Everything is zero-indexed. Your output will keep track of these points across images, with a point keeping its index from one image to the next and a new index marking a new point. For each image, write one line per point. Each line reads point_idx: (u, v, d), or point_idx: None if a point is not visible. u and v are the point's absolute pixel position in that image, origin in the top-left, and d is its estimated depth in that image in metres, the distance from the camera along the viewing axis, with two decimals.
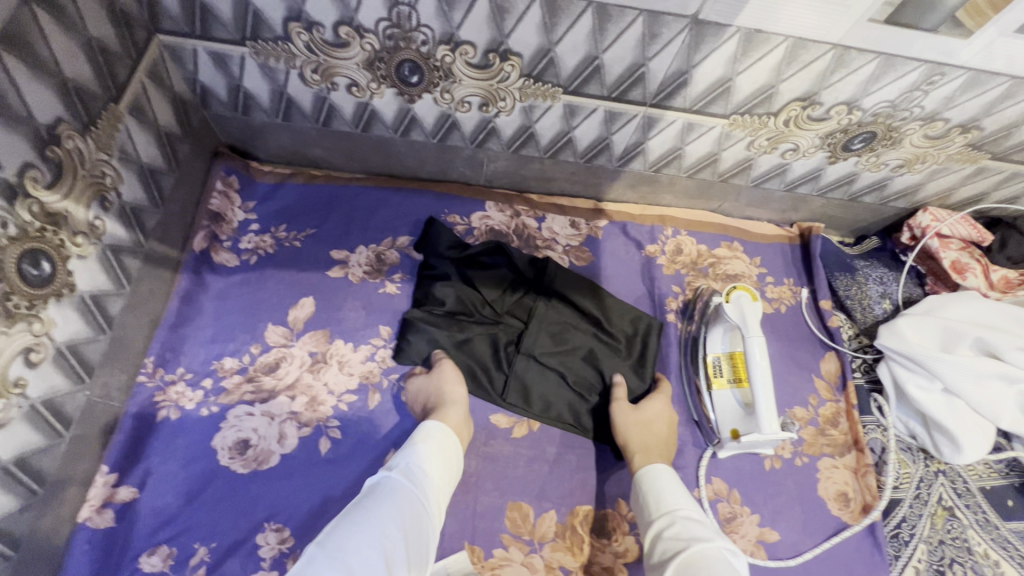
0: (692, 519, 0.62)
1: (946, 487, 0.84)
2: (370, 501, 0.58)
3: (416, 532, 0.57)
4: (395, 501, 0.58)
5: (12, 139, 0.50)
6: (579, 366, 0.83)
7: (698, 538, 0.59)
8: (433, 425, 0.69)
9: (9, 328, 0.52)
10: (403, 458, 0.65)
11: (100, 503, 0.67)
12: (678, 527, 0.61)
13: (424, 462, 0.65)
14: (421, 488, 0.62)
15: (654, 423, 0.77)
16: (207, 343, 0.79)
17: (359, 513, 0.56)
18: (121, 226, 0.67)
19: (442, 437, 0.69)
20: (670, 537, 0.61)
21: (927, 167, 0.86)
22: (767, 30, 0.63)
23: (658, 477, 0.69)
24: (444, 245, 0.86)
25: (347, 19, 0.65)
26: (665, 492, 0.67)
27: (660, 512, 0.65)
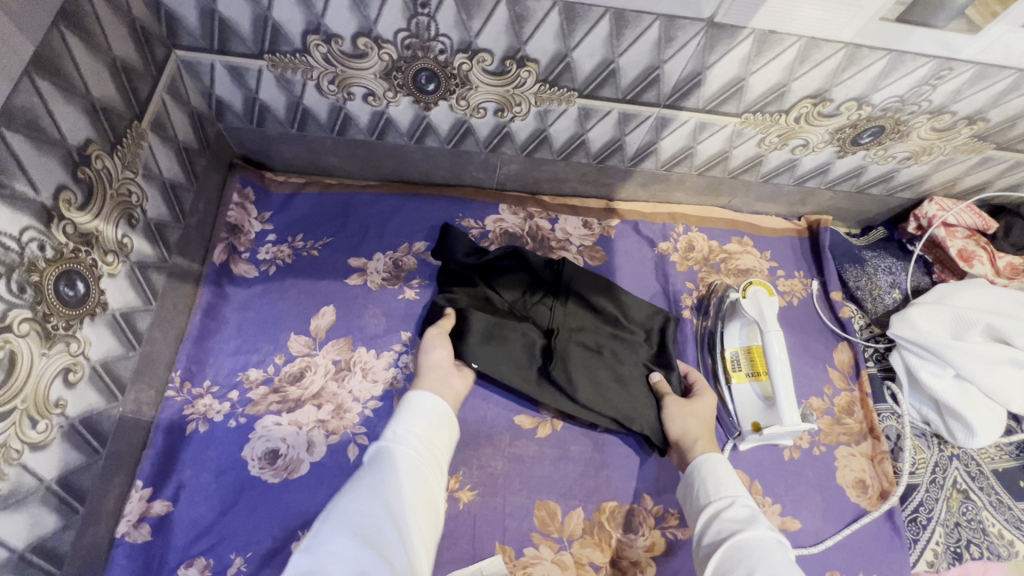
0: (749, 507, 0.64)
1: (961, 471, 0.86)
2: (367, 472, 0.60)
3: (415, 492, 0.59)
4: (392, 467, 0.60)
5: (44, 162, 0.50)
6: (610, 363, 0.82)
7: (756, 523, 0.61)
8: (417, 395, 0.70)
9: (50, 350, 0.52)
10: (398, 424, 0.66)
11: (136, 518, 0.68)
12: (734, 511, 0.63)
13: (416, 426, 0.66)
14: (414, 451, 0.63)
15: (707, 413, 0.79)
16: (232, 355, 0.80)
17: (358, 484, 0.58)
18: (146, 242, 0.68)
19: (432, 406, 0.69)
20: (727, 519, 0.62)
21: (934, 159, 0.88)
22: (780, 31, 0.64)
23: (716, 462, 0.70)
24: (462, 255, 0.85)
25: (366, 30, 0.66)
26: (722, 478, 0.68)
27: (715, 494, 0.67)
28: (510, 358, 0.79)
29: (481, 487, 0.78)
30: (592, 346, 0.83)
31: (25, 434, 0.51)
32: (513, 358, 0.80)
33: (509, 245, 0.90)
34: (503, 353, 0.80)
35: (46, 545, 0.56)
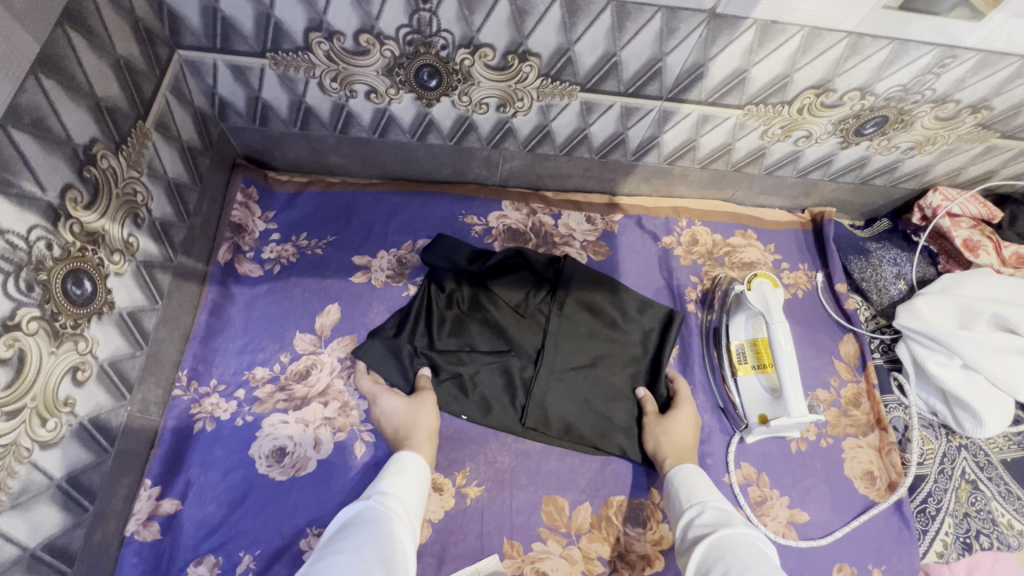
0: (722, 509, 0.64)
1: (969, 461, 0.86)
2: (342, 535, 0.54)
3: (393, 555, 0.53)
4: (370, 529, 0.55)
5: (51, 161, 0.50)
6: (603, 374, 0.83)
7: (728, 522, 0.60)
8: (409, 456, 0.69)
9: (59, 348, 0.53)
10: (380, 488, 0.63)
11: (145, 516, 0.68)
12: (708, 515, 0.63)
13: (399, 490, 0.63)
14: (394, 513, 0.59)
15: (685, 433, 0.78)
16: (238, 354, 0.80)
17: (332, 548, 0.53)
18: (152, 242, 0.68)
19: (418, 466, 0.68)
20: (700, 523, 0.63)
21: (938, 148, 0.87)
22: (783, 21, 0.64)
23: (693, 474, 0.70)
24: (464, 261, 0.84)
25: (368, 27, 0.66)
26: (696, 486, 0.69)
27: (690, 502, 0.67)
28: (488, 397, 0.80)
29: (488, 482, 0.78)
30: (587, 359, 0.83)
31: (35, 433, 0.51)
32: (493, 401, 0.80)
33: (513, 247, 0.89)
34: (480, 402, 0.80)
35: (57, 543, 0.56)
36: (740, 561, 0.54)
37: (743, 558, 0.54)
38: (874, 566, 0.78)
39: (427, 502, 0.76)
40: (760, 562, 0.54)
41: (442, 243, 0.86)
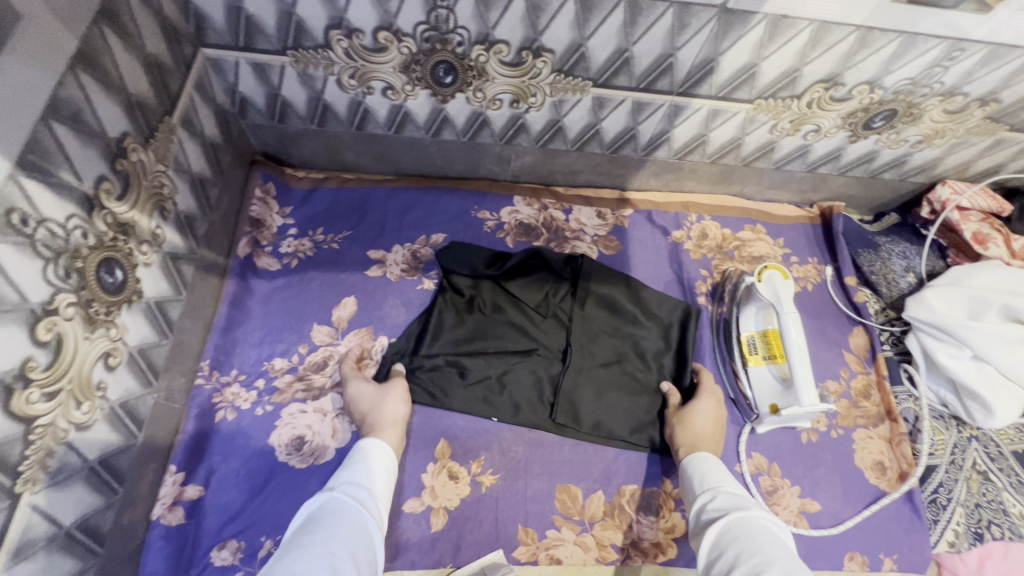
0: (735, 494, 0.64)
1: (980, 452, 0.86)
2: (305, 529, 0.55)
3: (357, 547, 0.54)
4: (335, 521, 0.56)
5: (87, 152, 0.52)
6: (628, 370, 0.85)
7: (740, 507, 0.61)
8: (373, 443, 0.69)
9: (93, 334, 0.55)
10: (343, 481, 0.64)
11: (170, 501, 0.70)
12: (721, 500, 0.64)
13: (361, 482, 0.64)
14: (359, 506, 0.60)
15: (704, 422, 0.78)
16: (258, 345, 0.82)
17: (295, 540, 0.53)
18: (177, 235, 0.70)
19: (383, 456, 0.69)
20: (713, 508, 0.64)
21: (947, 142, 0.88)
22: (793, 15, 0.65)
23: (709, 463, 0.71)
24: (482, 266, 0.87)
25: (386, 24, 0.68)
26: (708, 472, 0.69)
27: (703, 488, 0.68)
28: (516, 395, 0.82)
29: (502, 471, 0.80)
30: (614, 356, 0.86)
31: (71, 415, 0.53)
32: (522, 401, 0.82)
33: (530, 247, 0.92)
34: (510, 403, 0.82)
35: (90, 524, 0.58)
36: (755, 547, 0.55)
37: (757, 543, 0.55)
38: (885, 555, 0.79)
39: (443, 490, 0.77)
40: (774, 548, 0.55)
41: (456, 250, 0.89)
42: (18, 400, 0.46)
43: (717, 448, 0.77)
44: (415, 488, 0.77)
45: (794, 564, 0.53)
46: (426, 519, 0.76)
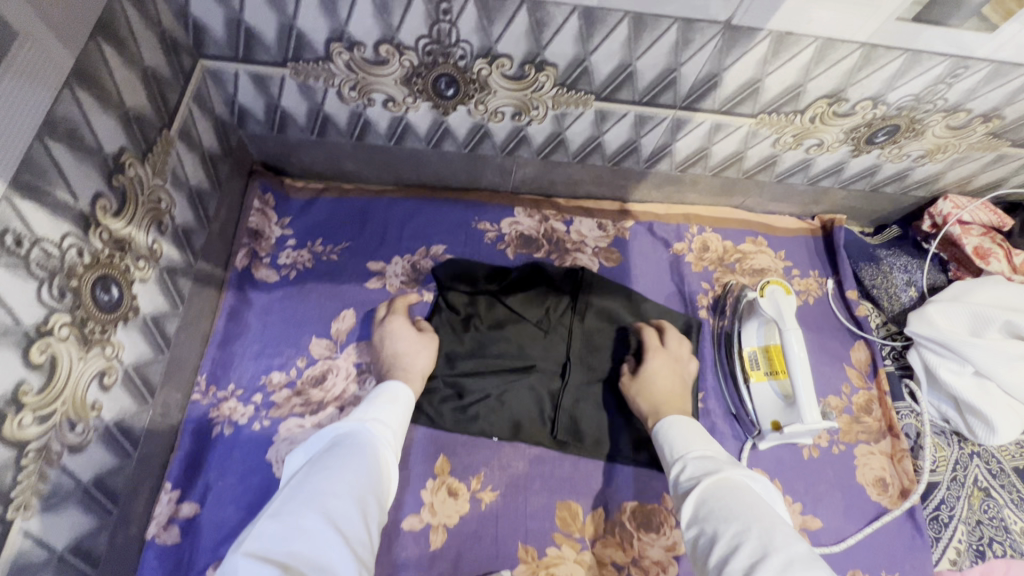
0: (706, 457, 0.62)
1: (981, 468, 0.86)
2: (334, 450, 0.57)
3: (380, 481, 0.57)
4: (364, 449, 0.58)
5: (84, 169, 0.51)
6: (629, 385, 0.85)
7: (712, 471, 0.59)
8: (401, 387, 0.70)
9: (87, 353, 0.54)
10: (372, 412, 0.65)
11: (165, 520, 0.69)
12: (692, 468, 0.62)
13: (387, 417, 0.65)
14: (383, 439, 0.62)
15: (661, 383, 0.77)
16: (255, 358, 0.81)
17: (324, 460, 0.56)
18: (175, 249, 0.69)
19: (408, 401, 0.70)
20: (686, 478, 0.61)
21: (948, 157, 0.88)
22: (797, 33, 0.65)
23: (678, 429, 0.68)
24: (482, 281, 0.88)
25: (388, 37, 0.67)
26: (677, 438, 0.67)
27: (674, 457, 0.66)
28: (515, 411, 0.82)
29: (502, 487, 0.79)
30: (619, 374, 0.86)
31: (64, 437, 0.52)
32: (523, 418, 0.82)
33: (532, 261, 0.92)
34: (509, 421, 0.82)
35: (82, 546, 0.57)
36: (729, 516, 0.53)
37: (730, 510, 0.54)
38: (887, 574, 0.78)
39: (442, 507, 0.77)
40: (749, 510, 0.53)
41: (457, 265, 0.89)
42: (10, 425, 0.45)
43: (681, 403, 0.75)
44: (413, 505, 0.77)
45: (770, 524, 0.51)
46: (425, 536, 0.75)
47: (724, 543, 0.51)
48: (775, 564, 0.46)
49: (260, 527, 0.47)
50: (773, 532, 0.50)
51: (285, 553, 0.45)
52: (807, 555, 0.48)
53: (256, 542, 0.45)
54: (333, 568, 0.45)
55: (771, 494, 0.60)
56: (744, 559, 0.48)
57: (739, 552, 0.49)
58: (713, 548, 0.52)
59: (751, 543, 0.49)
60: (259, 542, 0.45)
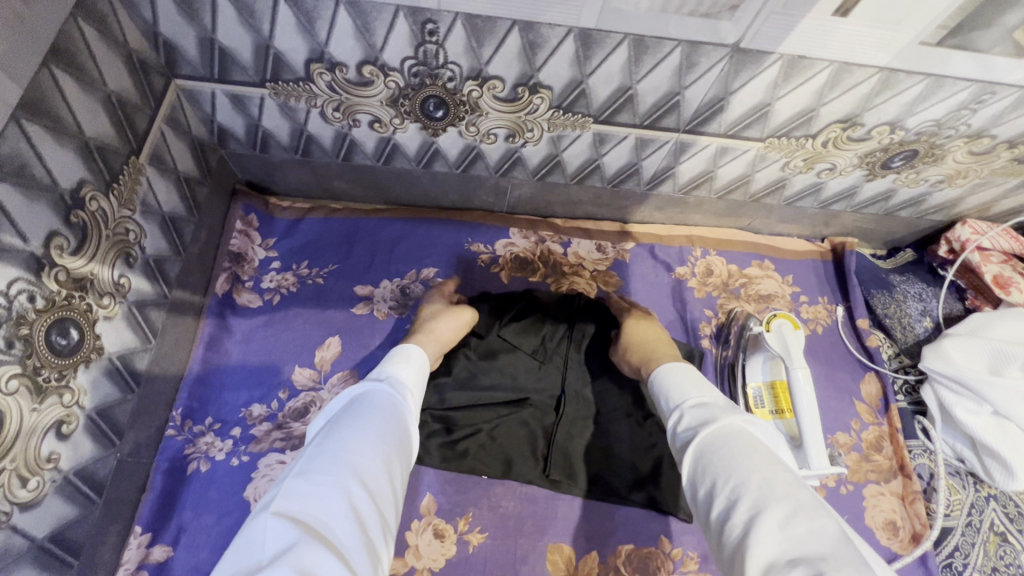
0: (704, 405, 0.57)
1: (998, 512, 0.82)
2: (358, 408, 0.54)
3: (404, 439, 0.55)
4: (387, 408, 0.56)
5: (34, 209, 0.48)
6: (627, 421, 0.80)
7: (709, 420, 0.54)
8: (415, 348, 0.66)
9: (42, 404, 0.51)
10: (391, 369, 0.62)
11: (135, 565, 0.66)
12: (688, 418, 0.56)
13: (408, 375, 0.62)
14: (405, 396, 0.59)
15: (650, 335, 0.77)
16: (235, 390, 0.77)
17: (347, 417, 0.53)
18: (145, 280, 0.66)
19: (423, 361, 0.66)
20: (682, 429, 0.56)
21: (969, 182, 0.83)
22: (811, 56, 0.60)
23: (671, 372, 0.64)
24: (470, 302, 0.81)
25: (371, 58, 0.62)
26: (673, 387, 0.62)
27: (671, 406, 0.60)
28: (507, 446, 0.79)
29: (491, 528, 0.75)
30: (620, 412, 0.81)
31: (14, 494, 0.49)
32: (515, 455, 0.78)
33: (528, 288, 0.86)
34: (501, 458, 0.78)
35: None
36: (727, 469, 0.49)
37: (729, 461, 0.49)
38: None
39: (428, 550, 0.73)
40: (748, 458, 0.48)
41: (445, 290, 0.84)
42: None
43: (667, 347, 0.74)
44: (398, 547, 0.73)
45: (769, 472, 0.47)
46: None
47: (724, 499, 0.47)
48: (774, 519, 0.43)
49: (286, 484, 0.46)
50: (774, 481, 0.46)
51: (314, 513, 0.43)
52: (811, 502, 0.45)
53: (285, 500, 0.44)
54: (365, 529, 0.45)
55: (776, 438, 0.54)
56: (742, 514, 0.45)
57: (737, 508, 0.46)
58: (714, 503, 0.48)
59: (750, 497, 0.45)
60: (288, 501, 0.44)
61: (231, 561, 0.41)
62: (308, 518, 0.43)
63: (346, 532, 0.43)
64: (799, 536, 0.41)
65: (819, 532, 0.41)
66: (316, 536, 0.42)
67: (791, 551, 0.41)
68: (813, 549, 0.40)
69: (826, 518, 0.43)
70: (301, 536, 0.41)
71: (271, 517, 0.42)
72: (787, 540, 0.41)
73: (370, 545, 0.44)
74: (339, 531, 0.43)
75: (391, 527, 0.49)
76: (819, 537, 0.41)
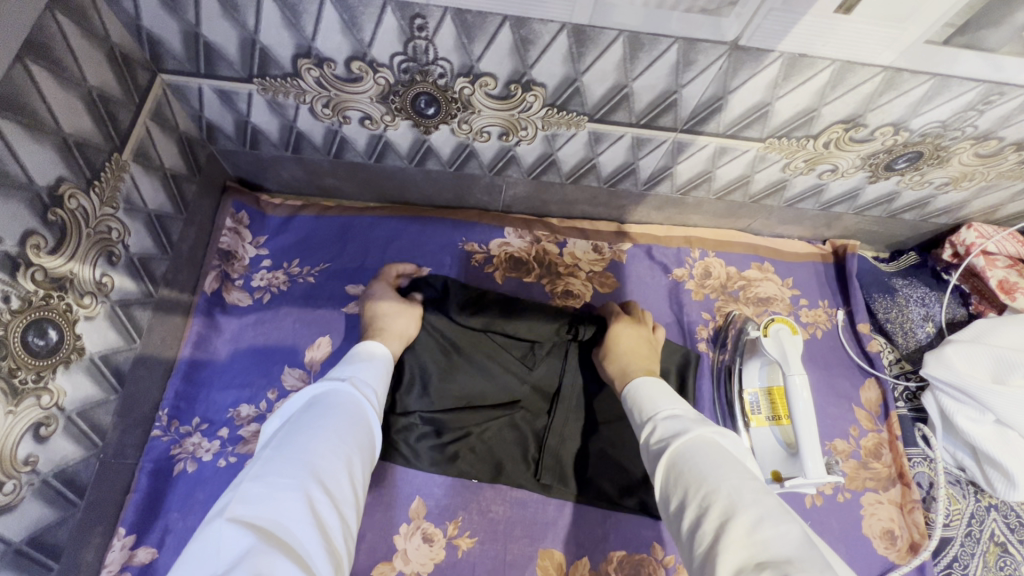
0: (676, 417, 0.57)
1: (998, 523, 0.80)
2: (317, 409, 0.54)
3: (365, 439, 0.55)
4: (347, 408, 0.56)
5: (10, 208, 0.48)
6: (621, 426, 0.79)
7: (681, 431, 0.54)
8: (379, 347, 0.68)
9: (18, 406, 0.50)
10: (351, 370, 0.62)
11: (119, 567, 0.65)
12: (661, 430, 0.56)
13: (369, 376, 0.62)
14: (366, 396, 0.59)
15: (634, 346, 0.75)
16: (223, 390, 0.76)
17: (306, 419, 0.53)
18: (129, 279, 0.65)
19: (386, 361, 0.67)
20: (655, 441, 0.56)
21: (975, 185, 0.81)
22: (812, 54, 0.58)
23: (642, 387, 0.64)
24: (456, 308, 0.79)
25: (359, 54, 0.61)
26: (645, 400, 0.62)
27: (645, 419, 0.60)
28: (497, 449, 0.78)
29: (481, 533, 0.74)
30: (614, 416, 0.79)
31: None
32: (505, 459, 0.77)
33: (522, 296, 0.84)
34: (491, 462, 0.77)
35: None
36: (698, 476, 0.49)
37: (700, 470, 0.49)
38: None
39: (416, 554, 0.72)
40: (719, 466, 0.49)
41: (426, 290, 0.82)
42: None
43: (647, 361, 0.73)
44: (386, 551, 0.72)
45: (736, 478, 0.47)
46: None
47: (694, 509, 0.47)
48: (742, 524, 0.43)
49: (241, 489, 0.45)
50: (743, 488, 0.46)
51: (273, 516, 0.43)
52: (775, 507, 0.45)
53: (240, 506, 0.43)
54: (327, 532, 0.45)
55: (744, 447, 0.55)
56: (713, 522, 0.45)
57: (708, 516, 0.46)
58: (684, 514, 0.48)
59: (718, 503, 0.46)
60: (243, 506, 0.43)
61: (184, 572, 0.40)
62: (266, 522, 0.42)
63: (307, 535, 0.43)
64: (765, 540, 0.42)
65: (786, 536, 0.42)
66: (275, 539, 0.41)
67: (758, 555, 0.41)
68: (778, 553, 0.41)
69: (788, 522, 0.44)
70: (259, 540, 0.40)
71: (227, 523, 0.41)
72: (755, 544, 0.42)
73: (332, 548, 0.44)
74: (300, 533, 0.43)
75: (353, 529, 0.49)
76: (784, 540, 0.42)
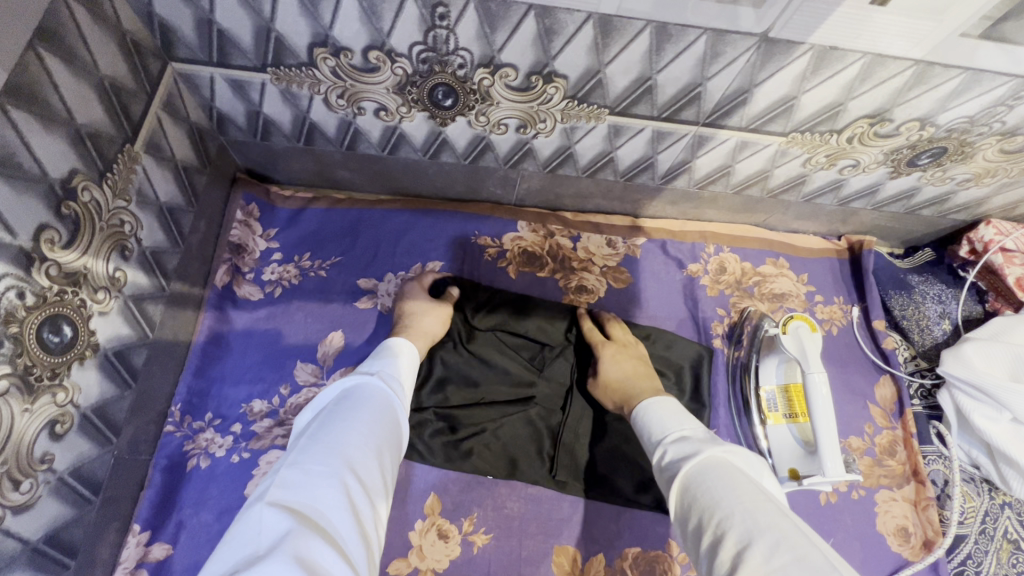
0: (685, 439, 0.57)
1: (1013, 520, 0.80)
2: (349, 400, 0.54)
3: (395, 431, 0.55)
4: (378, 400, 0.55)
5: (24, 201, 0.46)
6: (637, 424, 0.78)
7: (691, 454, 0.54)
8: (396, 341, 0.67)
9: (34, 404, 0.50)
10: (379, 364, 0.61)
11: (133, 564, 0.64)
12: (670, 454, 0.56)
13: (397, 370, 0.62)
14: (395, 389, 0.59)
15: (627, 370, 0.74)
16: (237, 385, 0.75)
17: (340, 408, 0.53)
18: (142, 273, 0.64)
19: (413, 355, 0.66)
20: (667, 466, 0.56)
21: (997, 181, 0.80)
22: (842, 47, 0.57)
23: (651, 411, 0.64)
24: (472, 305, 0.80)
25: (378, 43, 0.59)
26: (654, 423, 0.62)
27: (654, 443, 0.60)
28: (511, 446, 0.77)
29: (496, 529, 0.74)
30: None
31: (6, 498, 0.48)
32: (519, 456, 0.77)
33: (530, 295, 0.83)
34: (505, 459, 0.77)
35: None
36: (711, 501, 0.48)
37: (714, 496, 0.48)
38: None
39: (431, 551, 0.72)
40: (732, 489, 0.48)
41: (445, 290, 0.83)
42: None
43: (647, 382, 0.72)
44: (401, 547, 0.71)
45: (749, 504, 0.46)
46: None
47: (710, 534, 0.47)
48: (760, 550, 0.42)
49: (280, 474, 0.45)
50: (757, 513, 0.46)
51: (310, 502, 0.43)
52: (794, 532, 0.44)
53: (279, 491, 0.43)
54: (360, 519, 0.44)
55: (759, 465, 0.54)
56: (730, 550, 0.44)
57: (725, 542, 0.45)
58: (702, 537, 0.48)
59: (734, 530, 0.45)
60: (282, 491, 0.43)
61: (226, 555, 0.40)
62: (304, 508, 0.42)
63: (344, 523, 0.43)
64: (783, 567, 0.41)
65: (803, 563, 0.41)
66: (313, 525, 0.41)
67: None
68: None
69: (807, 546, 0.43)
70: (298, 524, 0.40)
71: (267, 507, 0.41)
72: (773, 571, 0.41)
73: (366, 536, 0.44)
74: (336, 521, 0.43)
75: (382, 518, 0.48)
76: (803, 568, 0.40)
